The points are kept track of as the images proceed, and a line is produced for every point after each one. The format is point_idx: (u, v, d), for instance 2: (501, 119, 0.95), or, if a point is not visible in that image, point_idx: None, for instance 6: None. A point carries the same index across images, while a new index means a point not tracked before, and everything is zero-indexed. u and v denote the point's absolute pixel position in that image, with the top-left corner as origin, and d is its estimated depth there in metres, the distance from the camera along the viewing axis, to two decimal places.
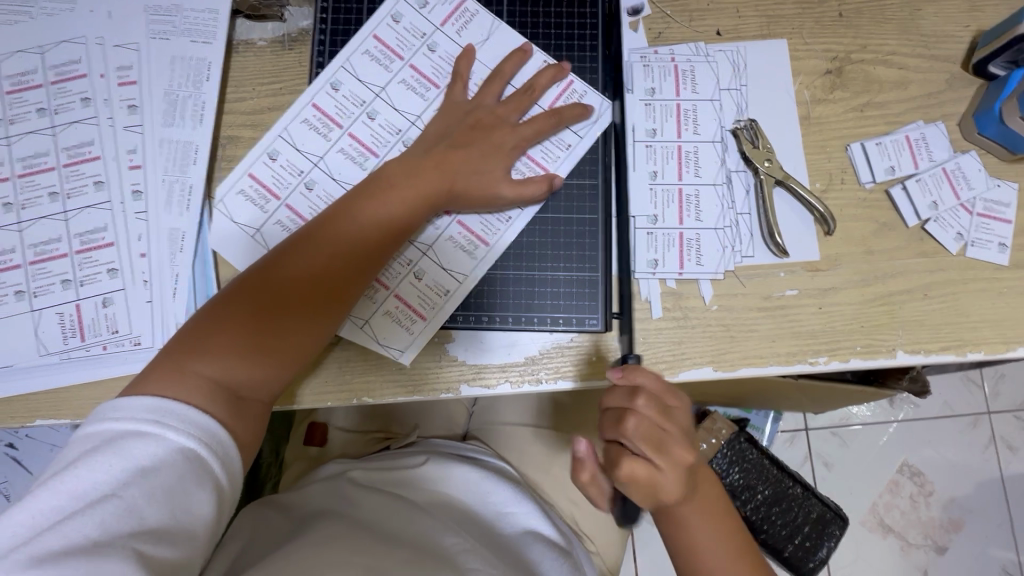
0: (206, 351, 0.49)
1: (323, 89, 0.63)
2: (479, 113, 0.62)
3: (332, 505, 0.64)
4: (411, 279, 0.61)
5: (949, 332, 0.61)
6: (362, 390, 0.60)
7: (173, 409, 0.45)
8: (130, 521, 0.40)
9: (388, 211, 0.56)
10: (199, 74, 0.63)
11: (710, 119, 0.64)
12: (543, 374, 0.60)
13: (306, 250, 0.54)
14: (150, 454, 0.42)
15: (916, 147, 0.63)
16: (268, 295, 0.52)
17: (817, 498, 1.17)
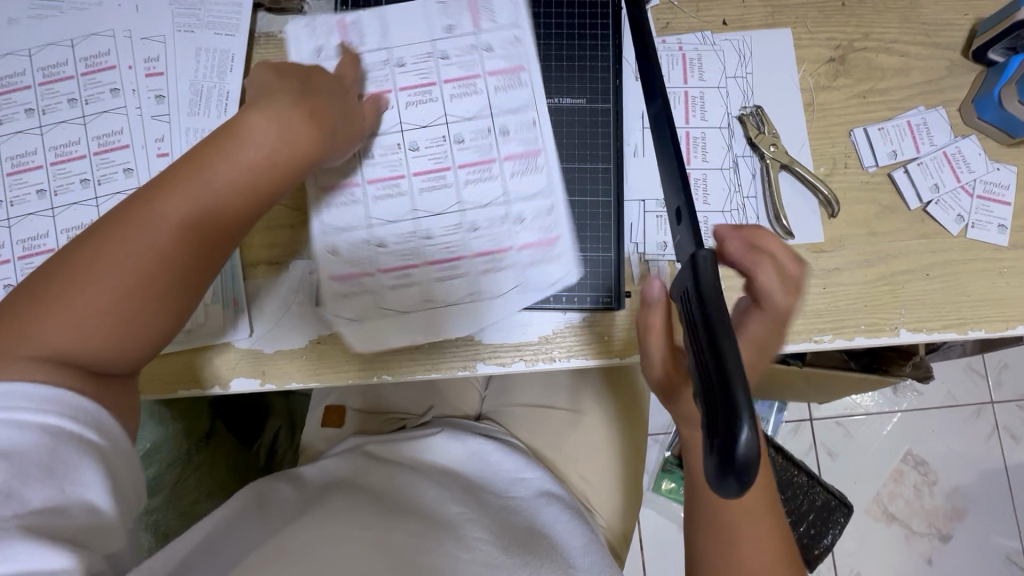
0: (43, 317, 0.42)
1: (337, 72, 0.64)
2: (317, 73, 0.57)
3: (352, 478, 0.68)
4: (456, 268, 0.62)
5: (951, 310, 0.63)
6: (381, 366, 0.63)
7: (21, 389, 0.39)
8: (10, 504, 0.36)
9: (253, 162, 0.50)
10: (223, 65, 0.65)
11: (717, 105, 0.66)
12: (556, 352, 0.63)
13: (156, 204, 0.47)
14: (6, 438, 0.37)
15: (917, 132, 0.65)
16: (106, 258, 0.44)
17: (822, 486, 1.24)
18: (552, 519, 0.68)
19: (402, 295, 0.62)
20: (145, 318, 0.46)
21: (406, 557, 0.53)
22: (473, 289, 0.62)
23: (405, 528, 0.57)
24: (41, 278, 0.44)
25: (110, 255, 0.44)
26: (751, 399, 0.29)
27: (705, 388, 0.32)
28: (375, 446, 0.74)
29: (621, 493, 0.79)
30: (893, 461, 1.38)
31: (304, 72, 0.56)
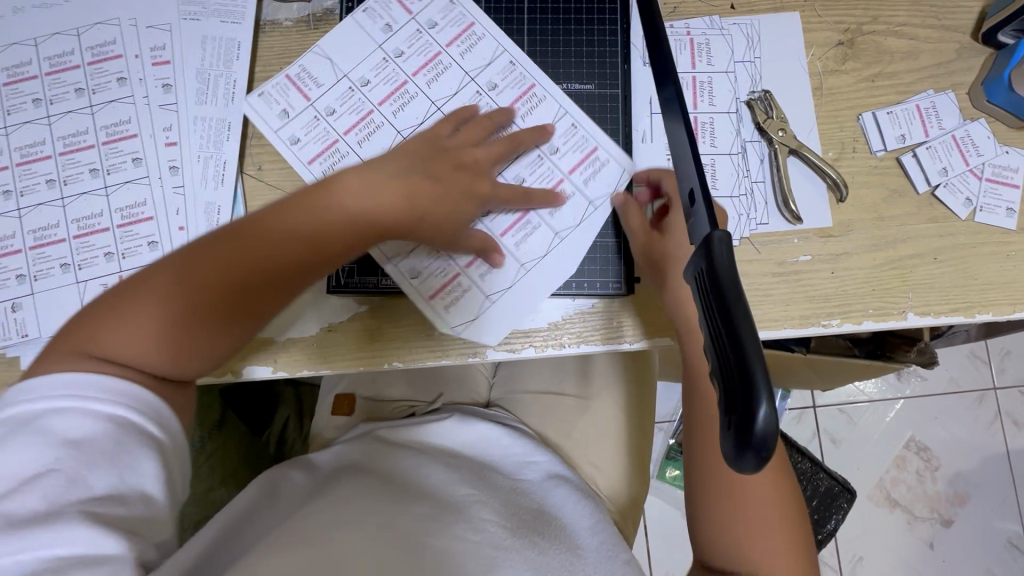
0: (125, 325, 0.50)
1: (331, 64, 0.66)
2: (459, 152, 0.62)
3: (362, 461, 0.69)
4: (484, 262, 0.63)
5: (958, 294, 0.63)
6: (391, 353, 0.63)
7: (95, 383, 0.45)
8: (74, 489, 0.41)
9: (329, 237, 0.56)
10: (229, 53, 0.65)
11: (725, 91, 0.66)
12: (565, 338, 0.63)
13: (233, 256, 0.53)
14: (75, 427, 0.43)
15: (926, 116, 0.65)
16: (180, 293, 0.51)
17: (825, 472, 1.26)
18: (560, 502, 0.69)
19: (467, 295, 0.63)
20: (193, 347, 0.52)
21: (414, 542, 0.53)
22: (519, 269, 0.63)
23: (415, 512, 0.58)
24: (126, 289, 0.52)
25: (181, 290, 0.51)
26: (770, 378, 0.30)
27: (722, 364, 0.32)
28: (384, 432, 0.75)
29: (628, 477, 0.80)
30: (896, 447, 1.39)
31: (409, 147, 0.61)
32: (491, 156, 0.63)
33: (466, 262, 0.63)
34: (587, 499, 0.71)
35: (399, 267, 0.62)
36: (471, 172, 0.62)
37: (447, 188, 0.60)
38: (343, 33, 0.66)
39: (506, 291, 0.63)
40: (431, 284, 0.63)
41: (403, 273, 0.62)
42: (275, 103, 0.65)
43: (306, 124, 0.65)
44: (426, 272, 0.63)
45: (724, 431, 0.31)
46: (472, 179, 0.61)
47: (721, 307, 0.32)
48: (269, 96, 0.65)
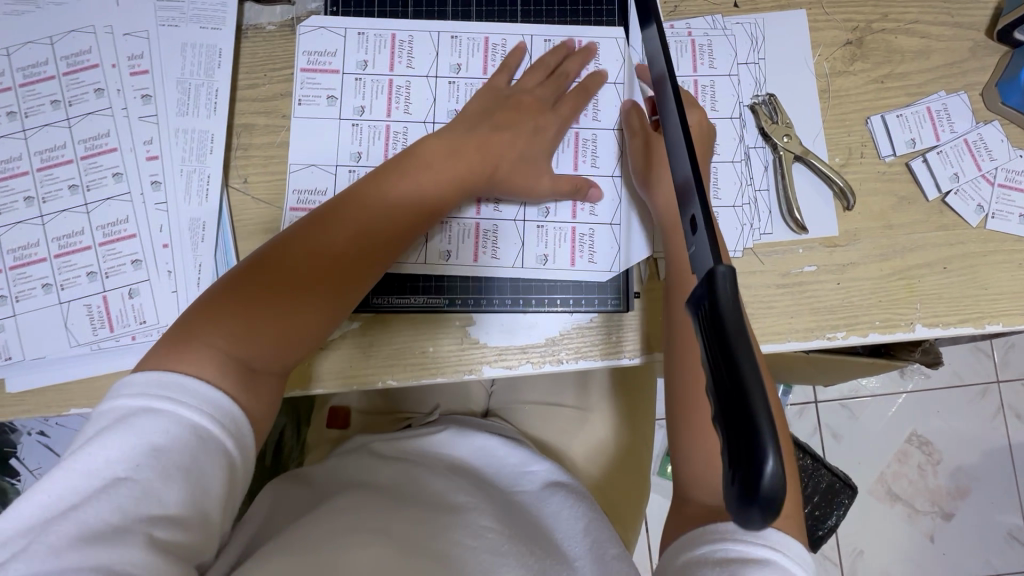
0: (224, 322, 0.50)
1: (321, 113, 0.64)
2: (520, 97, 0.63)
3: (356, 475, 0.67)
4: (545, 230, 0.64)
5: (968, 304, 0.61)
6: (385, 372, 0.61)
7: (188, 386, 0.45)
8: (147, 503, 0.41)
9: (415, 196, 0.57)
10: (210, 61, 0.62)
11: (727, 94, 0.63)
12: (563, 354, 0.61)
13: (324, 233, 0.54)
14: (163, 433, 0.43)
15: (938, 119, 0.63)
16: (283, 275, 0.52)
17: (827, 469, 1.24)
18: (557, 509, 0.67)
19: (602, 249, 0.64)
20: (305, 322, 0.53)
21: (412, 546, 0.53)
22: (595, 225, 0.64)
23: (411, 518, 0.57)
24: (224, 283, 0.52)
25: (280, 275, 0.52)
26: (776, 432, 0.28)
27: (724, 410, 0.30)
28: (379, 446, 0.73)
29: (627, 489, 0.79)
30: (897, 442, 1.39)
31: (475, 104, 0.63)
32: (549, 97, 0.64)
33: (558, 228, 0.64)
34: (584, 500, 0.69)
35: (492, 257, 0.63)
36: (536, 115, 0.63)
37: (520, 130, 0.62)
38: (310, 99, 0.64)
39: (624, 229, 0.64)
40: (556, 254, 0.64)
41: (491, 257, 0.63)
42: (315, 192, 0.62)
43: (306, 139, 0.63)
44: (529, 248, 0.64)
45: (725, 484, 0.30)
46: (538, 125, 0.63)
47: (723, 347, 0.31)
48: (300, 191, 0.62)
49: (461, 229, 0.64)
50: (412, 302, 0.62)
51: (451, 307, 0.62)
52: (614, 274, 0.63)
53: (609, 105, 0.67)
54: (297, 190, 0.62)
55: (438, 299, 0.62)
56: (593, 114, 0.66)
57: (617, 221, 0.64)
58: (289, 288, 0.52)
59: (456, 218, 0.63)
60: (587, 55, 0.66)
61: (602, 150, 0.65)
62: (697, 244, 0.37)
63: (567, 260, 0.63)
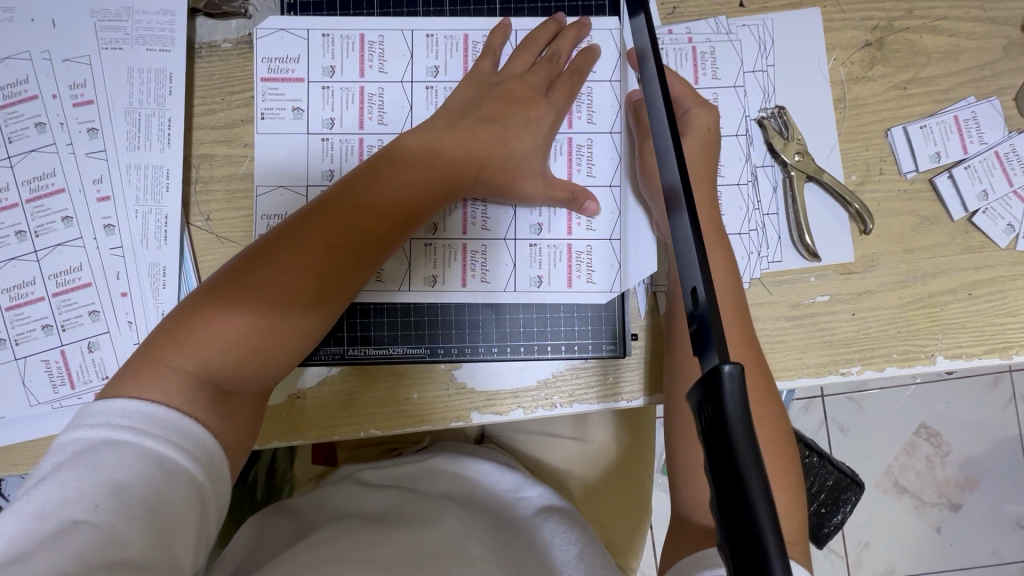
0: (192, 341, 0.45)
1: (286, 128, 0.57)
2: (510, 85, 0.56)
3: (340, 508, 0.64)
4: (538, 251, 0.58)
5: (994, 333, 0.56)
6: (368, 421, 0.57)
7: (153, 415, 0.41)
8: (105, 548, 0.36)
9: (396, 197, 0.51)
10: (160, 87, 0.56)
11: (732, 108, 0.57)
12: (557, 398, 0.57)
13: (296, 240, 0.48)
14: (125, 468, 0.38)
15: (965, 128, 0.57)
16: (253, 290, 0.46)
17: (833, 465, 1.04)
18: (552, 536, 0.62)
19: (601, 267, 0.58)
20: (276, 342, 0.47)
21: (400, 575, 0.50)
22: (593, 240, 0.58)
23: (398, 545, 0.54)
24: (191, 298, 0.47)
25: (249, 291, 0.46)
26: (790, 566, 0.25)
27: (732, 538, 0.26)
28: (366, 475, 0.70)
29: (626, 512, 0.76)
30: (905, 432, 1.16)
31: (459, 96, 0.56)
32: (541, 83, 0.57)
33: (553, 245, 0.58)
34: (577, 525, 0.65)
35: (481, 280, 0.58)
36: (529, 104, 0.56)
37: (509, 124, 0.55)
38: (274, 112, 0.57)
39: (624, 244, 0.58)
40: (551, 275, 0.58)
41: (481, 280, 0.58)
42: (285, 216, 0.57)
43: (269, 169, 0.57)
44: (521, 269, 0.58)
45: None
46: (532, 115, 0.56)
47: (727, 450, 0.27)
48: (270, 216, 0.57)
49: (448, 250, 0.58)
50: (391, 352, 0.57)
51: (432, 357, 0.57)
52: (615, 295, 0.58)
53: (605, 108, 0.59)
54: (266, 216, 0.57)
55: (418, 348, 0.57)
56: (587, 119, 0.59)
57: (617, 236, 0.58)
58: (259, 304, 0.46)
59: (442, 240, 0.58)
60: (581, 31, 0.58)
61: (598, 156, 0.58)
62: (701, 324, 0.32)
63: (563, 281, 0.58)
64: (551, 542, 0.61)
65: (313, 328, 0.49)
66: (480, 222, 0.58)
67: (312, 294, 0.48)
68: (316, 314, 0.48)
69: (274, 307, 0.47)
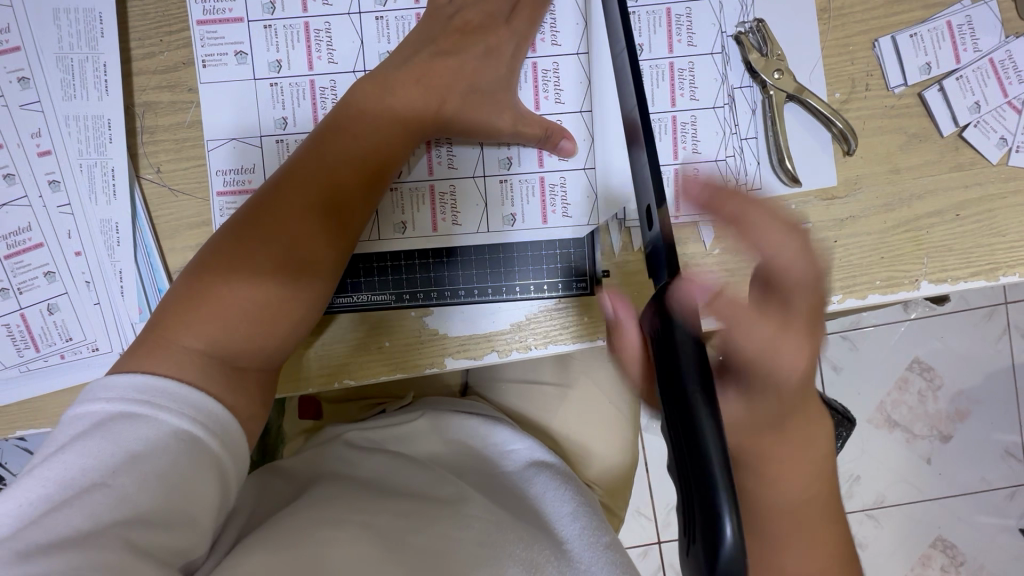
0: (188, 319, 0.43)
1: (230, 75, 0.53)
2: (466, 14, 0.52)
3: (332, 467, 0.62)
4: (506, 187, 0.54)
5: (982, 255, 0.54)
6: (339, 372, 0.54)
7: (162, 388, 0.40)
8: (123, 511, 0.36)
9: (366, 146, 0.48)
10: (91, 29, 0.53)
11: (707, 24, 0.53)
12: (530, 340, 0.54)
13: (280, 206, 0.46)
14: (141, 439, 0.38)
15: (959, 35, 0.54)
16: (241, 262, 0.44)
17: (824, 401, 0.98)
18: (543, 491, 0.63)
19: (576, 200, 0.54)
20: (277, 311, 0.45)
21: (395, 539, 0.50)
22: (568, 174, 0.53)
23: (395, 510, 0.54)
24: (183, 280, 0.46)
25: (238, 262, 0.45)
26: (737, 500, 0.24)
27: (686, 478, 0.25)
28: (354, 436, 0.67)
29: (615, 448, 0.76)
30: (898, 367, 1.15)
31: (413, 31, 0.52)
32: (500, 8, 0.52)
33: (523, 181, 0.54)
34: (569, 482, 0.65)
35: (453, 223, 0.54)
36: (490, 31, 0.52)
37: (469, 56, 0.51)
38: (216, 58, 0.53)
39: (598, 173, 0.54)
40: (525, 213, 0.54)
41: (453, 223, 0.54)
42: (242, 171, 0.54)
43: (215, 117, 0.54)
44: (493, 208, 0.54)
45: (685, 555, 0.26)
46: (492, 44, 0.51)
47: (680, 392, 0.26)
48: (225, 171, 0.54)
49: (415, 193, 0.53)
50: (356, 301, 0.54)
51: (398, 303, 0.54)
52: (591, 229, 0.54)
53: (570, 27, 0.53)
54: (221, 171, 0.54)
55: (383, 294, 0.54)
56: (552, 41, 0.53)
57: (591, 164, 0.54)
58: (252, 272, 0.44)
59: (408, 184, 0.53)
60: None
61: (566, 81, 0.53)
62: (654, 251, 0.31)
63: (537, 217, 0.54)
64: (542, 498, 0.62)
65: (310, 291, 0.47)
66: (440, 159, 0.53)
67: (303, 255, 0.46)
68: (311, 276, 0.46)
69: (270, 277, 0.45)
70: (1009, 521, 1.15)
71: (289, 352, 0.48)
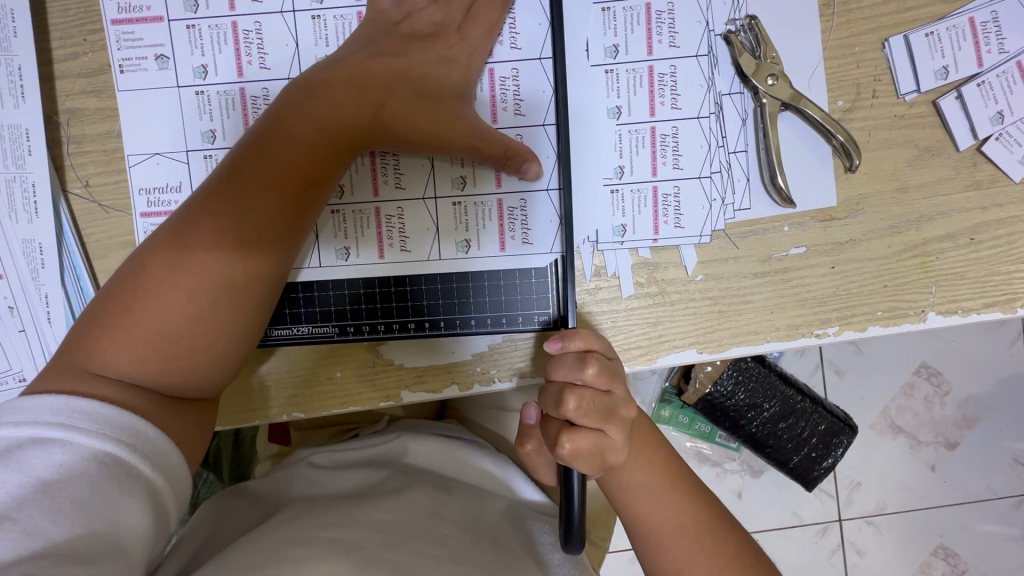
0: (107, 337, 0.40)
1: (155, 81, 0.48)
2: (415, 20, 0.46)
3: (298, 493, 0.58)
4: (461, 205, 0.48)
5: (998, 283, 0.48)
6: (290, 403, 0.50)
7: (81, 410, 0.37)
8: (31, 543, 0.33)
9: (302, 149, 0.42)
10: (3, 28, 0.47)
11: (692, 21, 0.47)
12: (493, 373, 0.49)
13: (211, 216, 0.41)
14: (54, 466, 0.35)
15: (982, 34, 0.47)
16: (160, 275, 0.40)
17: (824, 407, 0.90)
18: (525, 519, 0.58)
19: (539, 222, 0.48)
20: (199, 335, 0.41)
21: (373, 555, 0.46)
22: (529, 195, 0.48)
23: (368, 521, 0.50)
24: (105, 291, 0.41)
25: (163, 279, 0.40)
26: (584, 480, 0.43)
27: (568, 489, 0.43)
28: (321, 457, 0.62)
29: None
30: (903, 375, 1.09)
31: (354, 34, 0.46)
32: (456, 10, 0.46)
33: (481, 203, 0.48)
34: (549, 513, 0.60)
35: (401, 249, 0.48)
36: (438, 38, 0.46)
37: (416, 62, 0.45)
38: (134, 63, 0.48)
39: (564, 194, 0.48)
40: (480, 238, 0.48)
41: (402, 250, 0.48)
42: (164, 189, 0.49)
43: (142, 129, 0.48)
44: (446, 232, 0.48)
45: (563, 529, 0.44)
46: (444, 51, 0.46)
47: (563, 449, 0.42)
48: (149, 190, 0.49)
49: (359, 216, 0.48)
50: (298, 333, 0.49)
51: (342, 336, 0.49)
52: (554, 257, 0.48)
53: (532, 28, 0.47)
54: (144, 190, 0.49)
55: (326, 326, 0.49)
56: (511, 44, 0.47)
57: (556, 185, 0.48)
58: (179, 295, 0.40)
59: (352, 205, 0.48)
60: None
61: (528, 89, 0.47)
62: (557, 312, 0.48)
63: (494, 243, 0.48)
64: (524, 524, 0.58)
65: (245, 318, 0.42)
66: (388, 177, 0.48)
67: (227, 272, 0.40)
68: (240, 300, 0.41)
69: (191, 296, 0.40)
70: (1016, 533, 1.11)
71: (226, 378, 0.44)
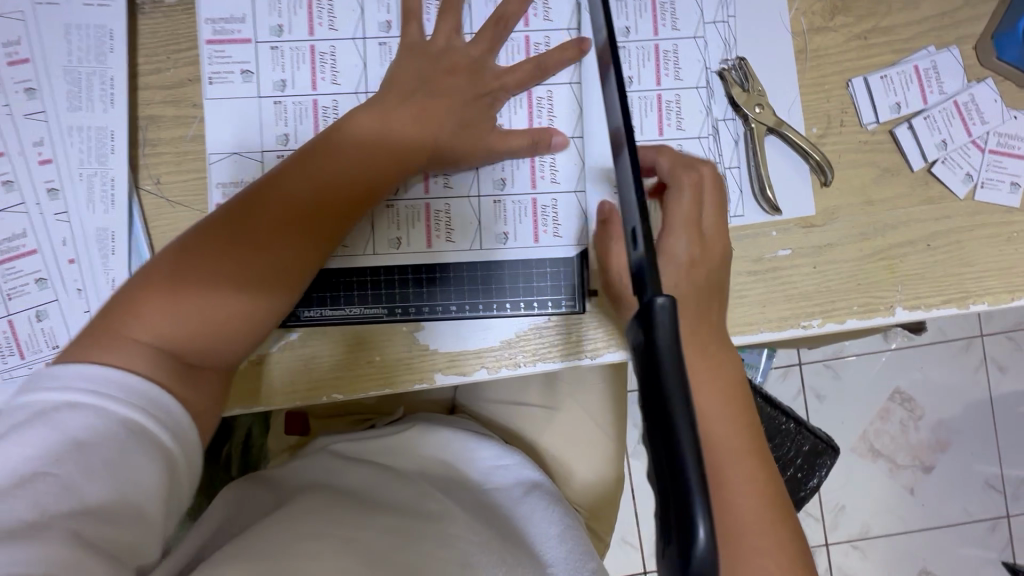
0: (146, 309, 0.43)
1: (236, 92, 0.55)
2: (456, 48, 0.54)
3: (317, 479, 0.60)
4: (499, 204, 0.55)
5: (952, 284, 0.56)
6: (331, 384, 0.54)
7: (113, 379, 0.40)
8: (68, 499, 0.36)
9: (349, 169, 0.49)
10: (101, 44, 0.54)
11: (693, 60, 0.56)
12: (519, 357, 0.55)
13: (263, 216, 0.47)
14: (88, 428, 0.38)
15: (925, 79, 0.57)
16: (209, 260, 0.45)
17: (809, 430, 0.96)
18: (531, 514, 0.61)
19: (568, 219, 0.55)
20: (233, 316, 0.46)
21: (379, 558, 0.48)
22: (560, 193, 0.55)
23: (379, 527, 0.52)
24: (151, 270, 0.45)
25: (210, 263, 0.45)
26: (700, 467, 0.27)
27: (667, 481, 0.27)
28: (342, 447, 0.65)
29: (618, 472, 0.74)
30: (879, 398, 1.16)
31: (400, 62, 0.54)
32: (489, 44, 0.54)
33: (518, 202, 0.55)
34: (558, 502, 0.64)
35: (447, 240, 0.55)
36: (479, 63, 0.54)
37: (457, 84, 0.53)
38: (222, 76, 0.55)
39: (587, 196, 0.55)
40: (517, 232, 0.55)
41: (447, 241, 0.55)
42: (240, 184, 0.55)
43: (218, 133, 0.55)
44: (486, 227, 0.55)
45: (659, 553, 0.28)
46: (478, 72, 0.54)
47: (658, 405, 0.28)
48: (226, 184, 0.55)
49: (410, 211, 0.55)
50: (349, 313, 0.54)
51: (391, 317, 0.54)
52: (579, 249, 0.55)
53: None
54: (221, 184, 0.55)
55: (376, 308, 0.54)
56: None
57: (581, 188, 0.56)
58: (231, 278, 0.45)
59: (405, 201, 0.55)
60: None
61: (559, 108, 0.56)
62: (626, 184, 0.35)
63: (529, 236, 0.55)
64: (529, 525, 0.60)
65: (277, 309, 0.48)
66: (437, 179, 0.55)
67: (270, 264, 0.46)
68: (275, 291, 0.47)
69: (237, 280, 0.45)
70: (991, 554, 1.16)
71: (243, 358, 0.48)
